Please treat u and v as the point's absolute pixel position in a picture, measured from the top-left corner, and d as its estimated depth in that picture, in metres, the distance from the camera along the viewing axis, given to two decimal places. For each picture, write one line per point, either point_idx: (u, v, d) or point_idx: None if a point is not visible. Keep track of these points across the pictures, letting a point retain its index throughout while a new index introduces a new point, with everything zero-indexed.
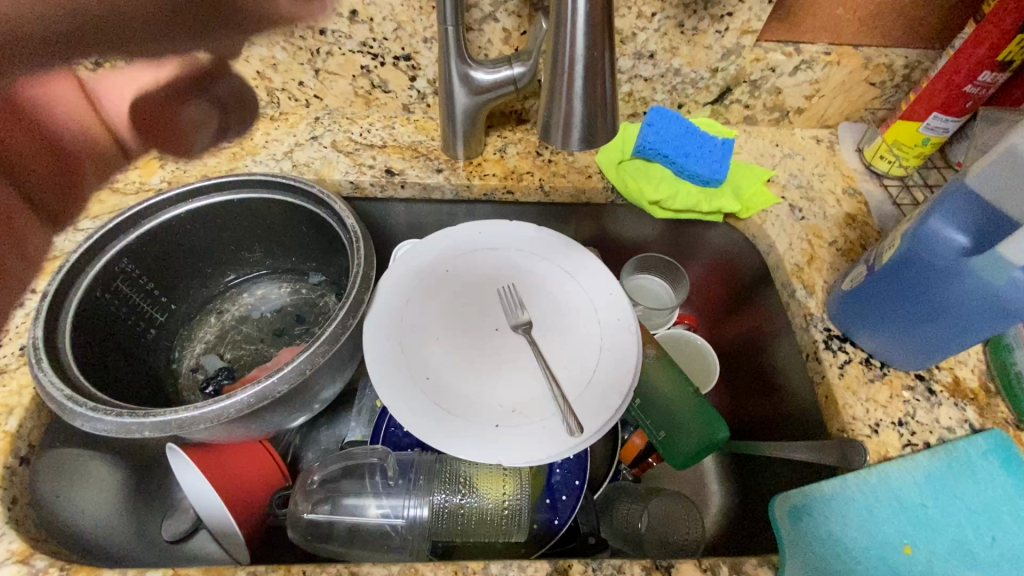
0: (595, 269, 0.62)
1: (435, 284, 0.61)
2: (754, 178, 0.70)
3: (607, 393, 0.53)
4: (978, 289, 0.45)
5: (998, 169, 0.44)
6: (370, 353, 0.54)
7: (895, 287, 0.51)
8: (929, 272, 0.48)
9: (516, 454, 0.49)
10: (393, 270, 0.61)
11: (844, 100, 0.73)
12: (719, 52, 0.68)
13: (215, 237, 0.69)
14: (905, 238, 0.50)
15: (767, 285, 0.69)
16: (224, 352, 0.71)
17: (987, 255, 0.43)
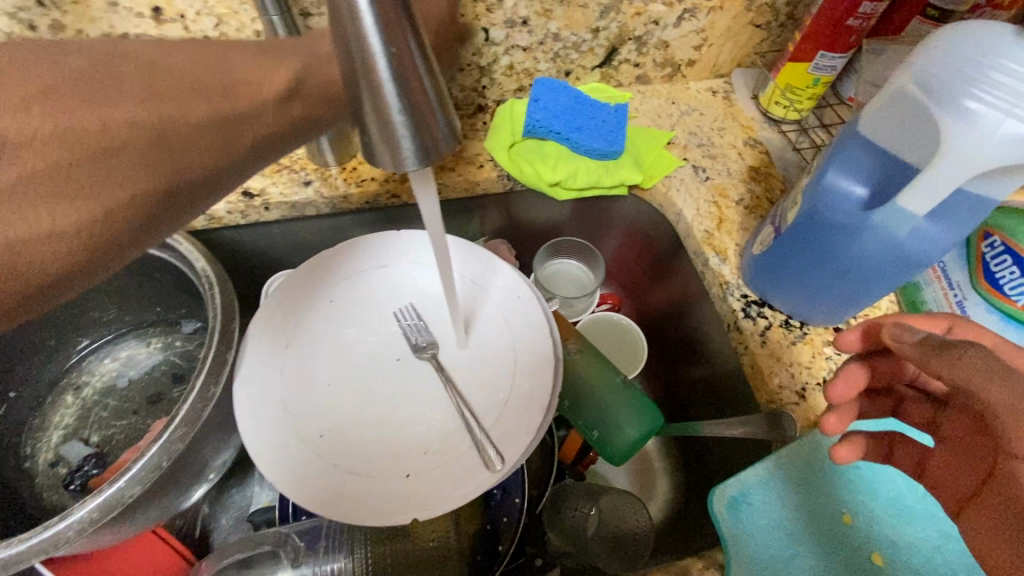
0: (500, 271, 0.55)
1: (317, 318, 0.52)
2: (652, 143, 0.66)
3: (528, 414, 0.47)
4: (883, 242, 0.43)
5: (890, 112, 0.42)
6: (245, 422, 0.46)
7: (804, 247, 0.48)
8: (834, 228, 0.45)
9: (432, 503, 0.44)
10: (263, 310, 0.51)
11: (732, 46, 0.69)
12: (597, 11, 0.61)
13: (47, 304, 0.57)
14: (808, 195, 0.46)
15: (681, 254, 0.66)
16: (90, 435, 0.60)
17: (889, 207, 0.41)
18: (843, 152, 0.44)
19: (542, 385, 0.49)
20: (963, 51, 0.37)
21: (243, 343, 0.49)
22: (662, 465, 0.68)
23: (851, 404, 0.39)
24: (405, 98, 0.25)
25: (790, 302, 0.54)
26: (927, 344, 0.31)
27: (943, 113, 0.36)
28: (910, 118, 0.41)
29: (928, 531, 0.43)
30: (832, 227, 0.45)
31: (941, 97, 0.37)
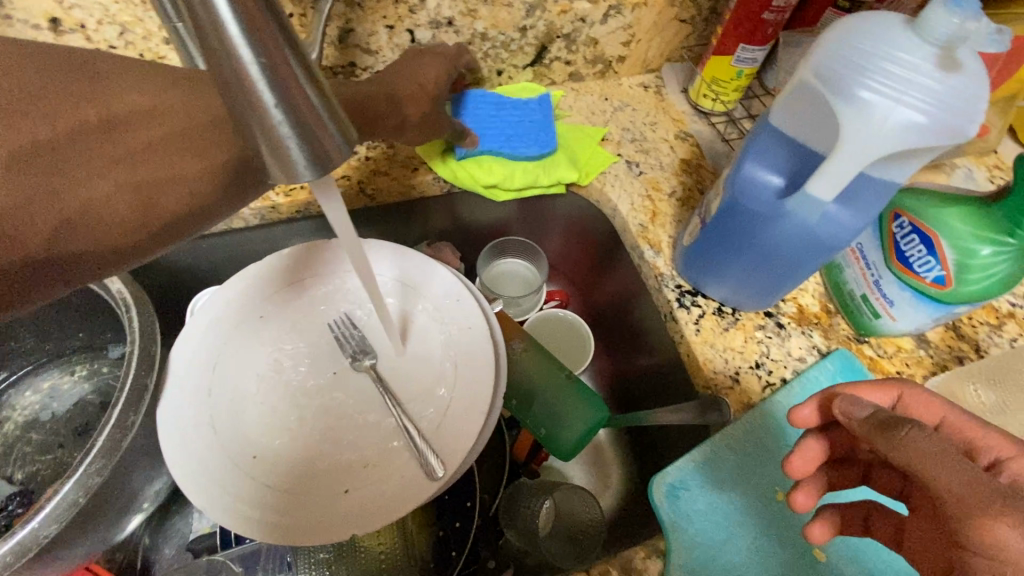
0: (437, 275, 0.54)
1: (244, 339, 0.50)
2: (586, 140, 0.67)
3: (467, 416, 0.47)
4: (796, 229, 0.44)
5: (798, 103, 0.43)
6: (172, 450, 0.44)
7: (728, 237, 0.50)
8: (752, 218, 0.46)
9: (373, 516, 0.43)
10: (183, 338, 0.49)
11: (660, 41, 0.71)
12: (522, 9, 0.61)
13: None
14: (728, 186, 0.48)
15: (620, 248, 0.67)
16: (12, 473, 0.56)
17: (798, 196, 0.42)
18: (756, 147, 0.46)
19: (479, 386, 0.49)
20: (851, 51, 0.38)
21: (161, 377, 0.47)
22: (614, 457, 0.70)
23: (813, 478, 0.42)
24: (284, 104, 0.25)
25: (726, 287, 0.55)
26: (873, 421, 0.35)
27: (839, 106, 0.38)
28: (816, 109, 0.42)
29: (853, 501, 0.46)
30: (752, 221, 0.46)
31: (838, 89, 0.38)
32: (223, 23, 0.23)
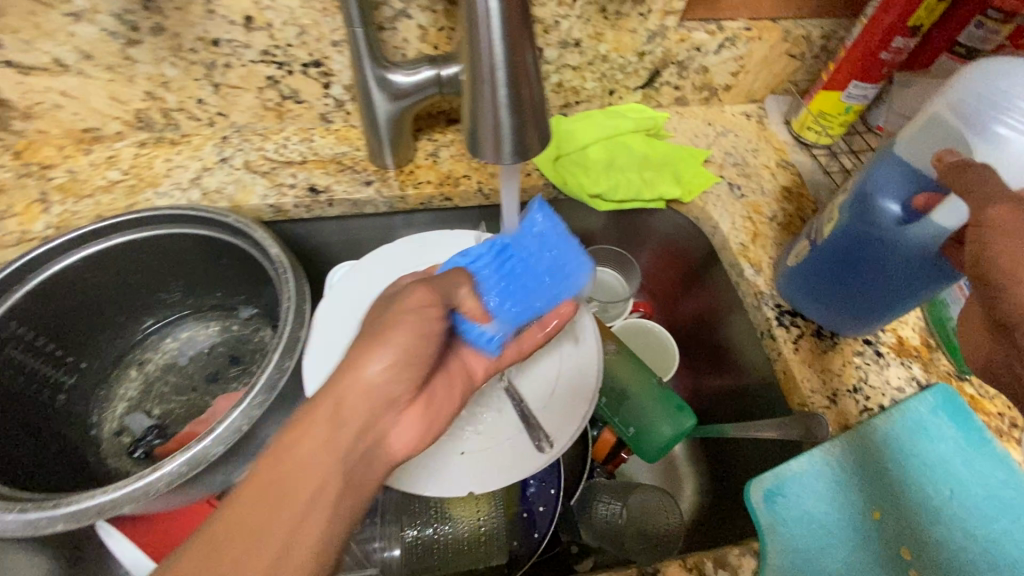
0: None
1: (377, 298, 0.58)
2: (690, 161, 0.70)
3: (568, 397, 0.52)
4: (915, 254, 0.46)
5: (924, 137, 0.45)
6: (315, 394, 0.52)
7: (839, 261, 0.51)
8: (869, 242, 0.48)
9: (486, 479, 0.48)
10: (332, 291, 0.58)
11: (767, 74, 0.74)
12: (644, 36, 0.66)
13: (124, 282, 0.62)
14: (845, 211, 0.50)
15: (714, 266, 0.69)
16: (152, 408, 0.64)
17: (922, 223, 0.44)
18: (876, 169, 0.48)
19: (583, 371, 0.53)
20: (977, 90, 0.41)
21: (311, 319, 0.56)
22: (687, 468, 0.71)
23: None
24: (513, 103, 0.30)
25: (821, 312, 0.57)
26: None
27: (973, 140, 0.41)
28: (939, 140, 0.44)
29: (953, 531, 0.46)
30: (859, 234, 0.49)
31: (972, 125, 0.41)
32: (489, 36, 0.28)
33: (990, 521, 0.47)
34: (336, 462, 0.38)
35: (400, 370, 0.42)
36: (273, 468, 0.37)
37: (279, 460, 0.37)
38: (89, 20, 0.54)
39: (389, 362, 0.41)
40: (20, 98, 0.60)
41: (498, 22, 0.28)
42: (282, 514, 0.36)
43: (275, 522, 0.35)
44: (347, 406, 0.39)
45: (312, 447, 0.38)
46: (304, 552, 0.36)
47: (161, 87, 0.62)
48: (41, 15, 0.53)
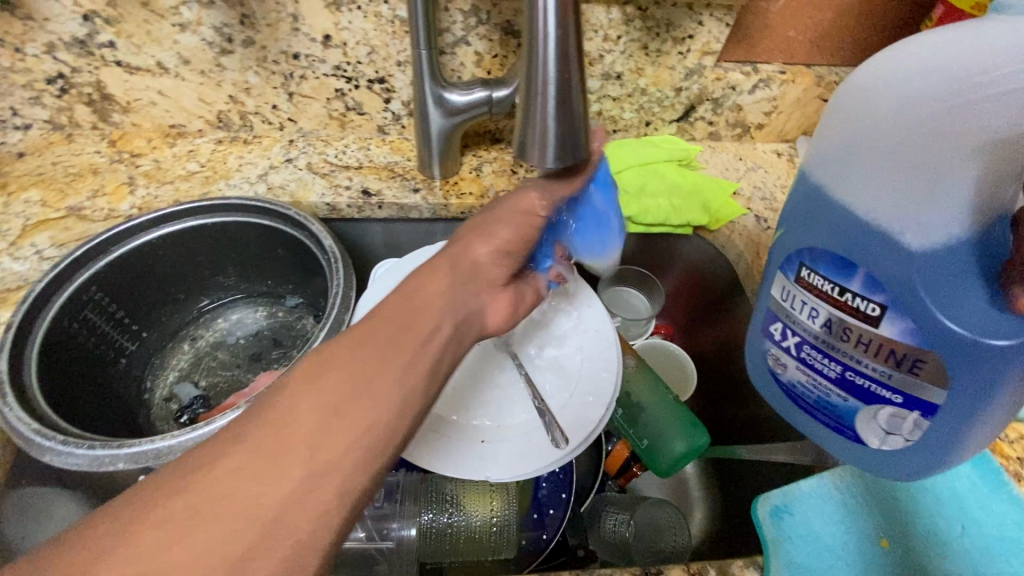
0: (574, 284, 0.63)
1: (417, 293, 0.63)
2: (719, 191, 0.73)
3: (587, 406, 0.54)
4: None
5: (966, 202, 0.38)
6: None
7: (966, 378, 0.39)
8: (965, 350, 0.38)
9: (503, 468, 0.50)
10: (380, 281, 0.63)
11: (800, 116, 0.77)
12: (682, 72, 0.70)
13: (190, 262, 0.68)
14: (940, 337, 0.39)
15: (736, 293, 0.72)
16: (199, 379, 0.70)
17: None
18: (900, 253, 0.40)
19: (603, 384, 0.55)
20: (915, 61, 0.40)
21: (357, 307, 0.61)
22: (700, 491, 0.71)
23: None
24: (559, 114, 0.34)
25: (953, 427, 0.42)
26: None
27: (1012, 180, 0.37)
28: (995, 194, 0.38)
29: (960, 567, 0.46)
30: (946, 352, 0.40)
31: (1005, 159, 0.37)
32: (544, 56, 0.33)
33: (998, 562, 0.46)
34: (427, 342, 0.37)
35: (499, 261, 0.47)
36: (293, 412, 0.31)
37: (311, 391, 0.32)
38: (193, 30, 0.62)
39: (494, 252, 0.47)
40: (123, 94, 0.68)
41: (553, 45, 0.32)
42: (324, 445, 0.30)
43: (321, 443, 0.30)
44: (420, 299, 0.39)
45: (338, 387, 0.32)
46: (334, 478, 0.30)
47: (243, 92, 0.69)
48: (153, 23, 0.62)
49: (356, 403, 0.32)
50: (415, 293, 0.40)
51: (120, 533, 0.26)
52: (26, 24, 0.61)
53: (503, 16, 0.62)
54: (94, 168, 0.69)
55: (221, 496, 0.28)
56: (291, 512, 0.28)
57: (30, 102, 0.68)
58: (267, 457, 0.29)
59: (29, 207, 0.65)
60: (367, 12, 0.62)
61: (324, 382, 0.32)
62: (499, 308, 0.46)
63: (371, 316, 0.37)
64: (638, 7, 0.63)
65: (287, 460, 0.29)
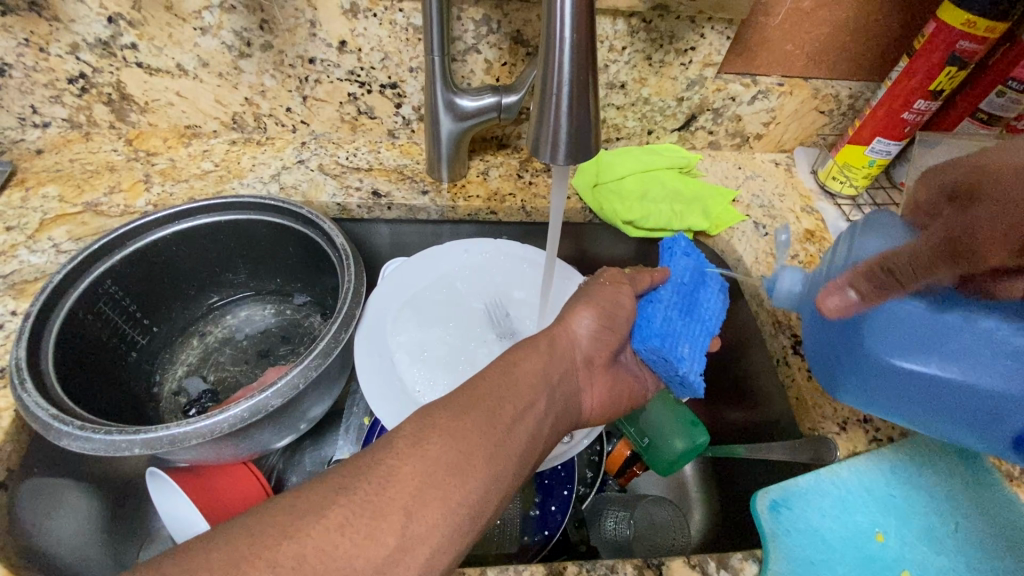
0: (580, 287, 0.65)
1: (426, 297, 0.65)
2: (719, 198, 0.75)
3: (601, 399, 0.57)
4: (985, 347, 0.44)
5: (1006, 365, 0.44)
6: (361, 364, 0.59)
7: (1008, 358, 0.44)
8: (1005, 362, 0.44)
9: None
10: (388, 289, 0.64)
11: (797, 127, 0.80)
12: (684, 83, 0.73)
13: (202, 258, 0.69)
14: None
15: (736, 297, 0.73)
16: (208, 374, 0.71)
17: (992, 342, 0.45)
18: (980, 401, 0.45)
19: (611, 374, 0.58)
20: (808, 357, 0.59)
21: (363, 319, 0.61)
22: (698, 492, 0.73)
23: None
24: (573, 113, 0.36)
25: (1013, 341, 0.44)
26: None
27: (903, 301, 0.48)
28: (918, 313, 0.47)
29: (953, 562, 0.48)
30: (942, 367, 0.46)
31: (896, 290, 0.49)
32: (560, 59, 0.35)
33: (994, 559, 0.47)
34: (520, 419, 0.42)
35: (598, 339, 0.52)
36: (442, 452, 0.38)
37: (452, 438, 0.39)
38: (213, 34, 0.65)
39: (595, 330, 0.52)
40: (142, 94, 0.70)
41: (568, 48, 0.34)
42: (426, 506, 0.35)
43: (417, 509, 0.35)
44: (519, 376, 0.45)
45: (467, 443, 0.39)
46: (426, 545, 0.35)
47: (258, 94, 0.71)
48: (175, 27, 0.64)
49: (478, 457, 0.39)
50: (523, 367, 0.46)
51: (304, 520, 0.33)
52: (52, 24, 0.63)
53: (513, 26, 0.64)
54: (110, 166, 0.71)
55: (377, 496, 0.35)
56: (423, 523, 0.35)
57: (50, 101, 0.69)
58: (426, 479, 0.36)
59: (46, 201, 0.67)
60: (382, 20, 0.64)
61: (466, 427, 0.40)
62: (595, 391, 0.52)
63: (483, 379, 0.44)
64: (642, 19, 0.66)
65: (434, 491, 0.36)
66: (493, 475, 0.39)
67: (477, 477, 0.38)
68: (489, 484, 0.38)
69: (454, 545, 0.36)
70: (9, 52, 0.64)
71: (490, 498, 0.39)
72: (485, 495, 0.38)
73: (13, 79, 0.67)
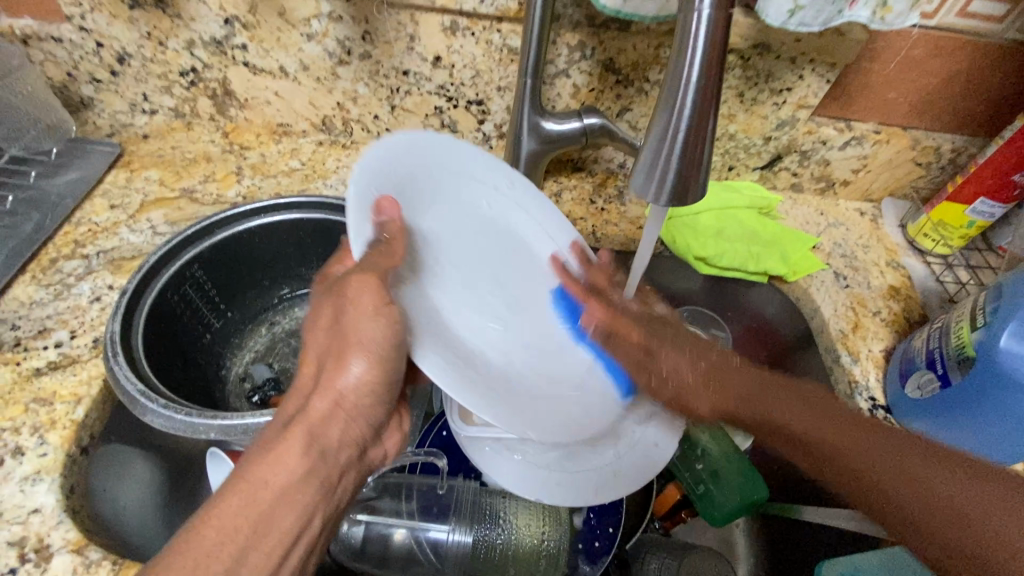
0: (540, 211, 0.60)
1: (443, 208, 0.53)
2: (801, 244, 0.73)
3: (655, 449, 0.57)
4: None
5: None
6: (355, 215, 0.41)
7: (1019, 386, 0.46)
8: (1012, 385, 0.46)
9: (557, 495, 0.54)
10: (427, 140, 0.51)
11: (889, 177, 0.76)
12: (774, 122, 0.71)
13: (282, 251, 0.72)
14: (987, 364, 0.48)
15: (808, 347, 0.70)
16: (272, 363, 0.74)
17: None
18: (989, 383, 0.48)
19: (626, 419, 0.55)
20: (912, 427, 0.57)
21: (374, 142, 0.46)
22: (745, 543, 0.70)
23: None
24: (685, 157, 0.35)
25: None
26: None
27: None
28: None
29: None
30: (993, 301, 0.50)
31: None
32: (680, 104, 0.34)
33: None
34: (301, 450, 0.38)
35: (374, 390, 0.42)
36: (202, 540, 0.33)
37: (207, 527, 0.34)
38: (318, 41, 0.67)
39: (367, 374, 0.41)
40: (244, 91, 0.74)
41: (691, 93, 0.34)
42: (252, 551, 0.34)
43: (248, 551, 0.34)
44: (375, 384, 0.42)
45: (282, 467, 0.37)
46: (259, 549, 0.35)
47: (350, 100, 0.74)
48: (284, 32, 0.67)
49: (245, 562, 0.34)
50: (288, 441, 0.38)
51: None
52: (174, 21, 0.67)
53: (607, 54, 0.64)
54: (208, 157, 0.75)
55: (244, 509, 0.35)
56: (256, 557, 0.35)
57: (161, 91, 0.74)
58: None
59: (148, 184, 0.72)
60: (479, 39, 0.66)
61: (208, 528, 0.34)
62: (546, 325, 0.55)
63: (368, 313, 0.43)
64: (741, 56, 0.64)
65: (260, 515, 0.35)
66: (299, 462, 0.38)
67: (275, 532, 0.36)
68: (240, 546, 0.34)
69: (275, 525, 0.36)
70: (132, 43, 0.69)
71: (352, 419, 0.42)
72: (293, 488, 0.37)
73: (132, 68, 0.71)
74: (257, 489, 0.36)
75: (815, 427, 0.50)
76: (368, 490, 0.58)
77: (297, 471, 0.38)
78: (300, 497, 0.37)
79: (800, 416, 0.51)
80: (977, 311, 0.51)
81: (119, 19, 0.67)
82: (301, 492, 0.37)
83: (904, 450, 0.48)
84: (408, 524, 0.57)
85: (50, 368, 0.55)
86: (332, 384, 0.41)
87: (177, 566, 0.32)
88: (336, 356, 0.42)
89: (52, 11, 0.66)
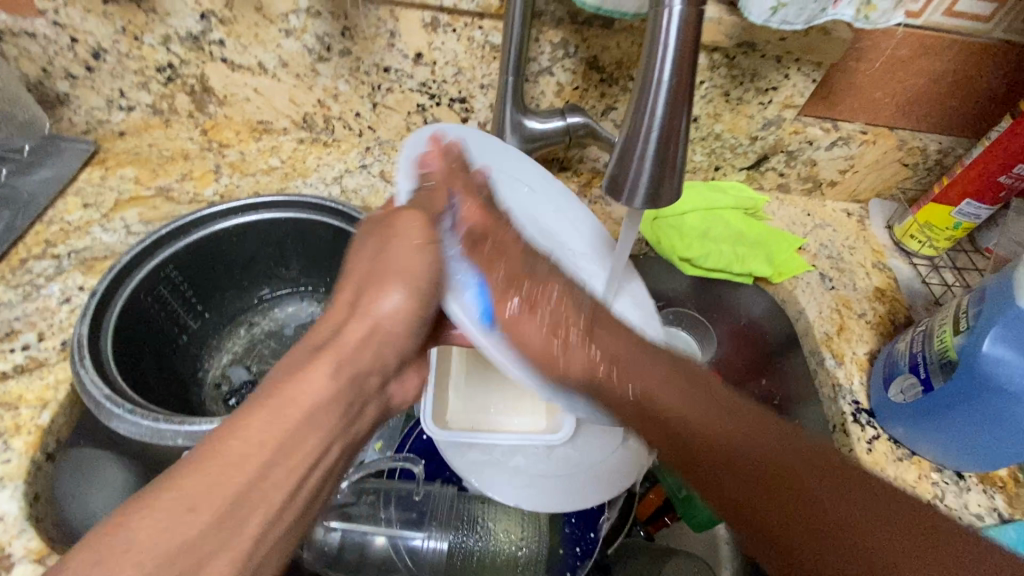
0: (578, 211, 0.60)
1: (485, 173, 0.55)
2: (787, 244, 0.72)
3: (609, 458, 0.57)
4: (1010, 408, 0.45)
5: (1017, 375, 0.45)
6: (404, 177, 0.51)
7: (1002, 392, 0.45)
8: (994, 392, 0.46)
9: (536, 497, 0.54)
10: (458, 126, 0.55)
11: (875, 177, 0.75)
12: (760, 122, 0.70)
13: (260, 251, 0.71)
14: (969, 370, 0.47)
15: (793, 350, 0.70)
16: (251, 364, 0.73)
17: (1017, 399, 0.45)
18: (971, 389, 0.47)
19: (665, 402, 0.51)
20: (894, 431, 0.56)
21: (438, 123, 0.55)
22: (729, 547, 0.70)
23: None
24: (658, 158, 0.34)
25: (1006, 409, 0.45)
26: None
27: None
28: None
29: None
30: (977, 305, 0.49)
31: None
32: (653, 103, 0.33)
33: None
34: (324, 375, 0.39)
35: (408, 320, 0.45)
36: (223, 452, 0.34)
37: (224, 448, 0.34)
38: (297, 37, 0.66)
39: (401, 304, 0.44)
40: (222, 88, 0.73)
41: (664, 92, 0.33)
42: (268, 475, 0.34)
43: (264, 476, 0.34)
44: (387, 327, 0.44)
45: (300, 381, 0.38)
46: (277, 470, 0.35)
47: (331, 98, 0.72)
48: (262, 27, 0.66)
49: (262, 482, 0.34)
50: (316, 363, 0.40)
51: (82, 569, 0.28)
52: (149, 16, 0.65)
53: (590, 51, 0.63)
54: (185, 154, 0.74)
55: (212, 490, 0.32)
56: (274, 482, 0.34)
57: (137, 87, 0.72)
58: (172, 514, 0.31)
59: (123, 182, 0.70)
60: (461, 35, 0.64)
61: (220, 451, 0.34)
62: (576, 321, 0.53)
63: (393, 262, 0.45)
64: (726, 55, 0.63)
65: (286, 431, 0.36)
66: (326, 386, 0.39)
67: (280, 471, 0.35)
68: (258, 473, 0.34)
69: (289, 456, 0.35)
70: (106, 38, 0.67)
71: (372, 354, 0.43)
72: (317, 408, 0.37)
73: (107, 63, 0.70)
74: (295, 402, 0.37)
75: (698, 417, 0.43)
76: (344, 495, 0.56)
77: (324, 398, 0.38)
78: (327, 418, 0.38)
79: (706, 416, 0.43)
80: (960, 315, 0.51)
81: (93, 13, 0.65)
82: (318, 412, 0.38)
83: (845, 488, 0.38)
84: (385, 528, 0.56)
85: (16, 371, 0.54)
86: (369, 310, 0.44)
87: (164, 508, 0.31)
88: (375, 287, 0.45)
89: (22, 4, 0.64)
